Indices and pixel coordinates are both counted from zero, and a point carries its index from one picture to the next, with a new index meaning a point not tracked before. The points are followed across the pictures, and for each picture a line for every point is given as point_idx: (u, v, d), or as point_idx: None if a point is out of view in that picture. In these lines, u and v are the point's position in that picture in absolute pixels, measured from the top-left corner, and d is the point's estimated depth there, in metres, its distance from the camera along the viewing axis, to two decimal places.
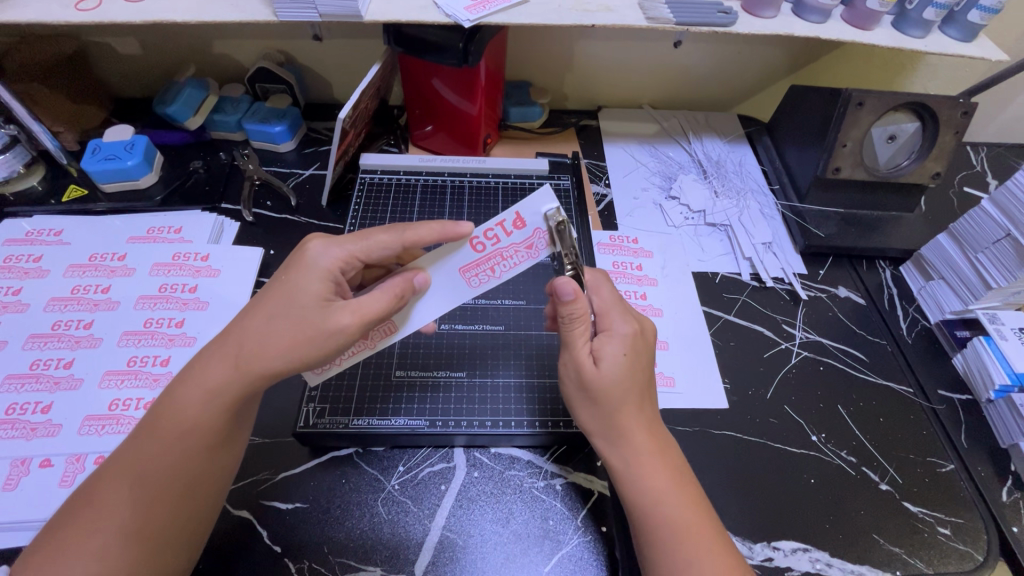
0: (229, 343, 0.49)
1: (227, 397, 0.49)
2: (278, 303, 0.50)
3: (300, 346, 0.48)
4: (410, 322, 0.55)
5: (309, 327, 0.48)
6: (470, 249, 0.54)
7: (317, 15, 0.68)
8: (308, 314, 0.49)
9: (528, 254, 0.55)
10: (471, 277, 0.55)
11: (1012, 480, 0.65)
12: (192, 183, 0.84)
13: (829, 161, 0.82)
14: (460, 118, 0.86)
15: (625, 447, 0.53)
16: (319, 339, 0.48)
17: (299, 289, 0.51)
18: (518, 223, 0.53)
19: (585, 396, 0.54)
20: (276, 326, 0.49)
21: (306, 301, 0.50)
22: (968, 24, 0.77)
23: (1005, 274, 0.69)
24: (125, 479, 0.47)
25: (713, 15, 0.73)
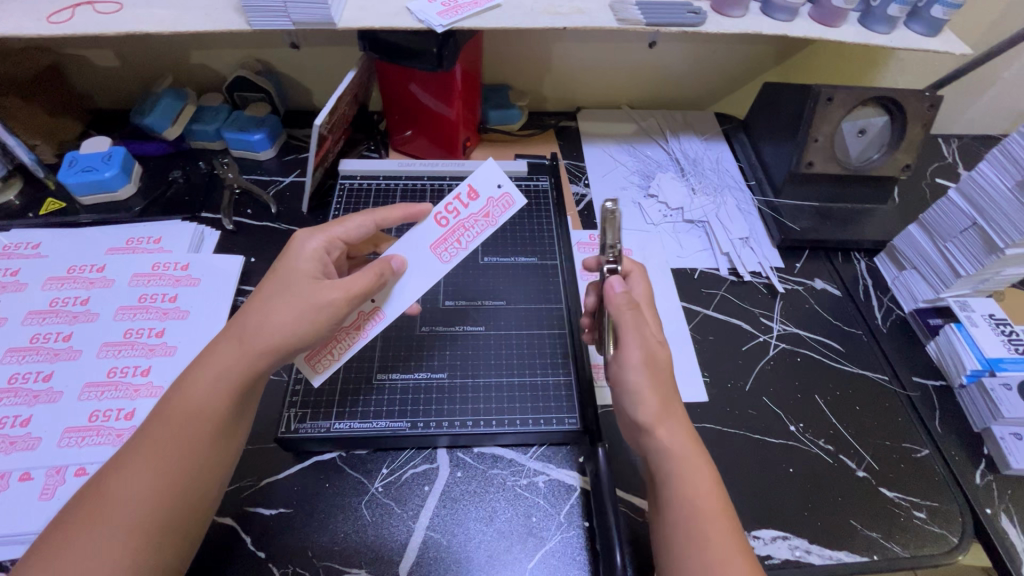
0: (225, 344, 0.51)
1: (207, 404, 0.49)
2: (276, 284, 0.52)
3: (296, 322, 0.51)
4: (393, 301, 0.57)
5: (303, 304, 0.51)
6: (434, 224, 0.58)
7: (290, 23, 0.68)
8: (299, 295, 0.51)
9: (487, 222, 0.59)
10: (441, 251, 0.58)
11: (985, 463, 0.67)
12: (171, 193, 0.85)
13: (801, 156, 0.84)
14: (438, 121, 0.87)
15: (680, 434, 0.52)
16: (312, 314, 0.51)
17: (292, 270, 0.54)
18: (472, 194, 0.59)
19: (652, 380, 0.53)
20: (277, 311, 0.51)
21: (300, 278, 0.53)
22: (931, 19, 0.78)
23: (973, 262, 0.70)
24: (123, 476, 0.46)
25: (683, 16, 0.74)
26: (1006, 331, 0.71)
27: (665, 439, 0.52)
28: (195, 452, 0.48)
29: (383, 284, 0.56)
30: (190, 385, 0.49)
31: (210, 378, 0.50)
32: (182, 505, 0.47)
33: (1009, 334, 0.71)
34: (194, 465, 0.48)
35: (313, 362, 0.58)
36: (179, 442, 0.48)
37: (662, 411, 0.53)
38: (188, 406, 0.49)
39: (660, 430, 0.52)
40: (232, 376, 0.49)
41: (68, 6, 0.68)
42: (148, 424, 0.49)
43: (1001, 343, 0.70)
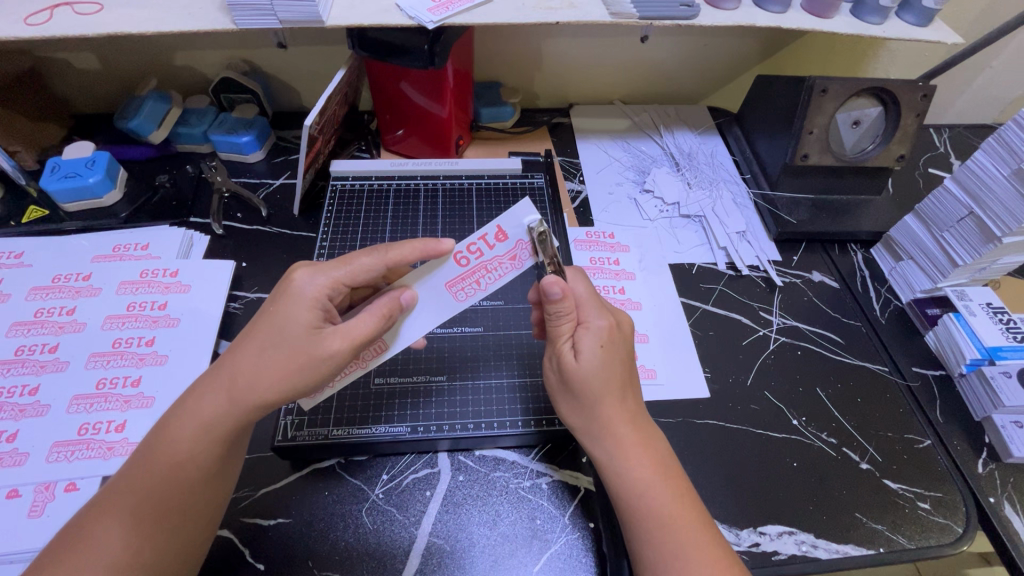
0: (223, 370, 0.49)
1: (197, 418, 0.48)
2: (268, 333, 0.49)
3: (293, 374, 0.48)
4: (400, 340, 0.55)
5: (301, 357, 0.48)
6: (454, 263, 0.54)
7: (276, 22, 0.66)
8: (299, 345, 0.48)
9: (513, 265, 0.55)
10: (456, 291, 0.55)
11: (987, 452, 0.67)
12: (159, 198, 0.83)
13: (797, 148, 0.83)
14: (430, 120, 0.86)
15: (609, 442, 0.53)
16: (313, 366, 0.49)
17: (287, 319, 0.49)
18: (500, 236, 0.54)
19: (565, 395, 0.55)
20: (254, 352, 0.49)
21: (296, 331, 0.49)
22: (924, 9, 0.79)
23: (971, 251, 0.70)
24: (115, 508, 0.46)
25: (676, 9, 0.74)
26: (1004, 320, 0.71)
27: (593, 448, 0.54)
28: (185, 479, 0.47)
29: (393, 321, 0.53)
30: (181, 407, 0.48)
31: (202, 396, 0.48)
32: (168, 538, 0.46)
33: (1008, 322, 0.71)
34: (183, 495, 0.47)
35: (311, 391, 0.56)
36: (172, 471, 0.47)
37: (579, 425, 0.55)
38: (188, 423, 0.48)
39: (585, 439, 0.55)
40: (225, 387, 0.48)
41: (46, 7, 0.66)
42: (138, 452, 0.48)
43: (999, 332, 0.70)
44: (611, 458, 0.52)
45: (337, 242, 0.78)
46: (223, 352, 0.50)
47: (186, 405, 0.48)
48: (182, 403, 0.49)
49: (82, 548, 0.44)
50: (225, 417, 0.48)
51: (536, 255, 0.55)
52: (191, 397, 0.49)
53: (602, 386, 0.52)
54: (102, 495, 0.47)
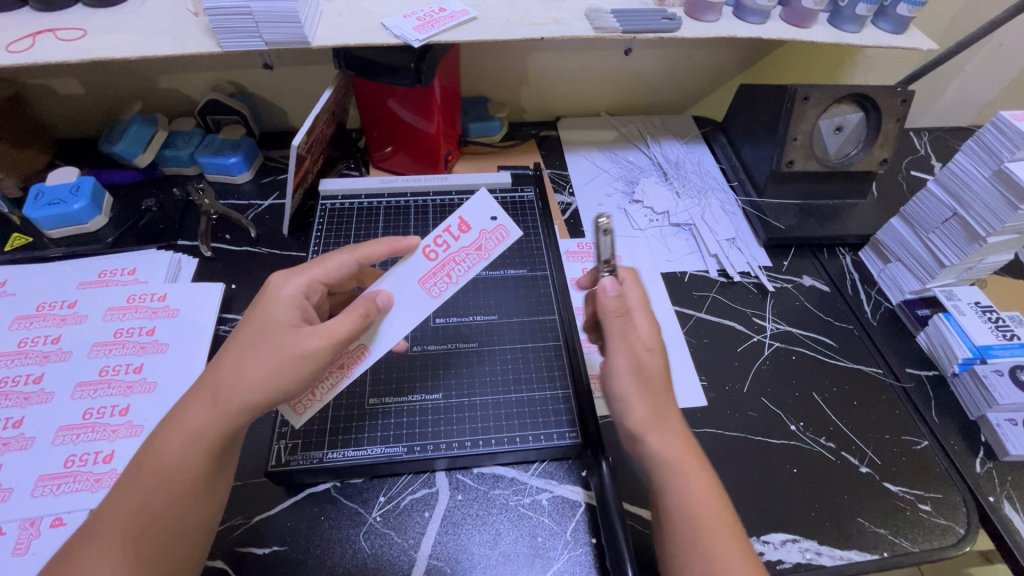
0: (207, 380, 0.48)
1: (189, 437, 0.46)
2: (251, 335, 0.49)
3: (279, 375, 0.47)
4: (379, 342, 0.54)
5: (281, 354, 0.48)
6: (422, 256, 0.56)
7: (261, 43, 0.66)
8: (282, 344, 0.48)
9: (479, 255, 0.57)
10: (429, 286, 0.56)
11: (984, 450, 0.67)
12: (145, 222, 0.82)
13: (782, 155, 0.84)
14: (418, 136, 0.86)
15: (674, 445, 0.49)
16: (294, 365, 0.48)
17: (270, 319, 0.50)
18: (463, 227, 0.57)
19: (638, 388, 0.50)
20: (239, 355, 0.48)
21: (276, 331, 0.49)
22: (899, 17, 0.81)
23: (956, 251, 0.72)
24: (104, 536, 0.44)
25: (659, 22, 0.75)
26: (993, 319, 0.72)
27: (657, 450, 0.49)
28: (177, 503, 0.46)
29: (370, 322, 0.53)
30: (179, 424, 0.47)
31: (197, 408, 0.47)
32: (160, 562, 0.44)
33: (996, 321, 0.72)
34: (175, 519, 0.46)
35: (297, 405, 0.55)
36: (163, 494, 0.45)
37: (647, 424, 0.49)
38: (177, 446, 0.46)
39: (652, 440, 0.49)
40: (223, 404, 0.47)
41: (28, 34, 0.65)
42: (124, 480, 0.46)
43: (989, 331, 0.71)
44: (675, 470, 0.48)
45: None
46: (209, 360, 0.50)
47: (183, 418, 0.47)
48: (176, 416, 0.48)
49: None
50: (217, 431, 0.47)
51: (500, 244, 0.57)
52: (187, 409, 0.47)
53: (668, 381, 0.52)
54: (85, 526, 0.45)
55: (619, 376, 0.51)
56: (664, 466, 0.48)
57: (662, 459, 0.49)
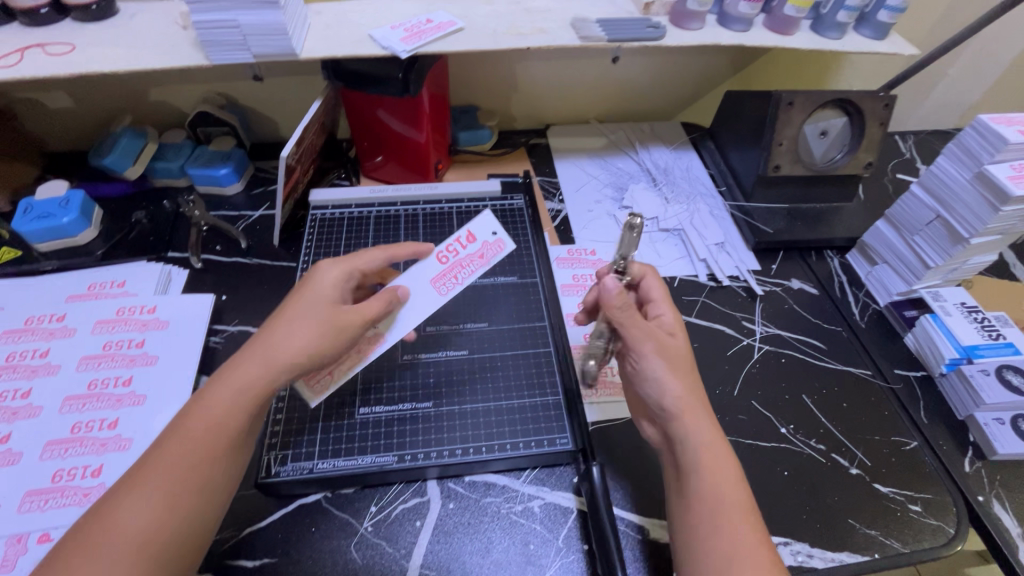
0: (248, 360, 0.51)
1: (222, 427, 0.49)
2: (302, 308, 0.54)
3: (317, 342, 0.52)
4: (394, 331, 0.58)
5: (323, 322, 0.53)
6: (435, 260, 0.60)
7: (249, 56, 0.67)
8: (329, 314, 0.53)
9: (481, 263, 0.61)
10: (440, 286, 0.60)
11: (973, 450, 0.68)
12: (135, 234, 0.82)
13: (768, 160, 0.85)
14: (408, 145, 0.86)
15: (706, 426, 0.53)
16: (335, 334, 0.53)
17: (316, 296, 0.55)
18: (470, 238, 0.61)
19: (673, 371, 0.55)
20: (291, 326, 0.52)
21: (322, 304, 0.54)
22: (879, 23, 0.83)
23: (940, 253, 0.73)
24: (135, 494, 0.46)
25: (643, 31, 0.76)
26: (979, 319, 0.73)
27: (693, 430, 0.53)
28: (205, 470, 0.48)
29: (397, 308, 0.58)
30: (209, 413, 0.49)
31: (227, 393, 0.50)
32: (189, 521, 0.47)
33: (982, 321, 0.73)
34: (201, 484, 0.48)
35: (314, 383, 0.57)
36: (194, 458, 0.48)
37: (684, 404, 0.54)
38: (212, 432, 0.49)
39: (687, 420, 0.53)
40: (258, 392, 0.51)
41: (16, 50, 0.65)
42: (152, 457, 0.48)
43: (975, 331, 0.72)
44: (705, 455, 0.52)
45: None
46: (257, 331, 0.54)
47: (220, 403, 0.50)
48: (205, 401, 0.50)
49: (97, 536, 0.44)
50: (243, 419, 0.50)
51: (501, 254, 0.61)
52: (221, 394, 0.50)
53: (693, 369, 0.58)
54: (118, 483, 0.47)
55: (652, 355, 0.55)
56: (700, 446, 0.52)
57: (693, 442, 0.52)
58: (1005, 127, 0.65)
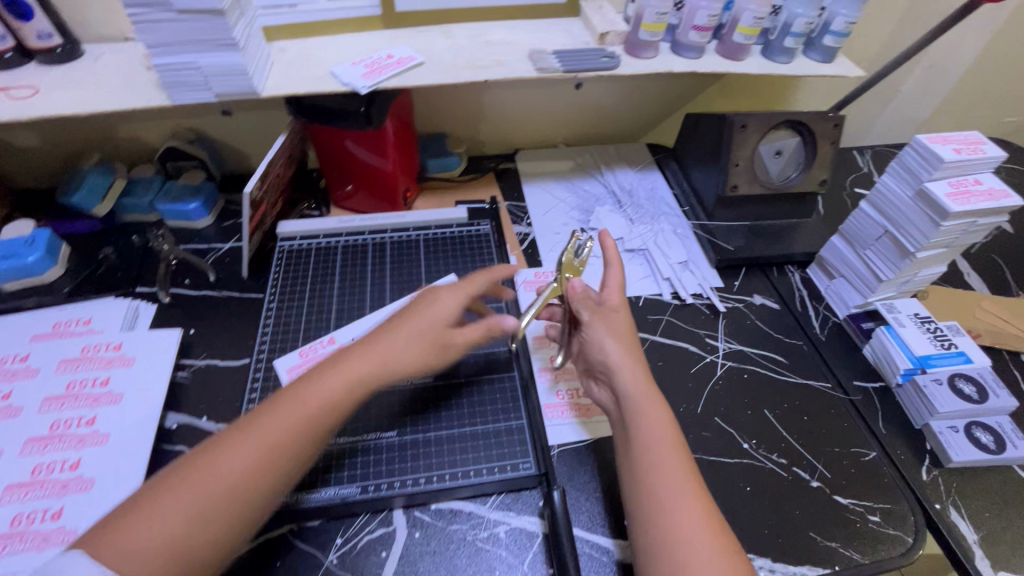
0: (352, 361, 0.57)
1: (302, 419, 0.53)
2: (418, 324, 0.61)
3: (423, 358, 0.59)
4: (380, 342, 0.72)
5: (432, 341, 0.60)
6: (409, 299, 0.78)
7: (211, 95, 0.68)
8: (438, 332, 0.61)
9: None
10: None
11: (930, 458, 0.69)
12: (103, 270, 0.82)
13: (726, 180, 0.88)
14: (375, 175, 0.88)
15: (641, 377, 0.61)
16: (439, 351, 0.61)
17: (431, 315, 0.62)
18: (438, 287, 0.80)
19: (616, 337, 0.64)
20: (402, 336, 0.59)
21: (438, 324, 0.61)
22: (825, 47, 0.87)
23: (891, 266, 0.75)
24: (229, 452, 0.50)
25: (598, 61, 0.79)
26: (932, 329, 0.76)
27: (626, 380, 0.61)
28: (292, 451, 0.52)
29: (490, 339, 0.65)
30: (295, 407, 0.53)
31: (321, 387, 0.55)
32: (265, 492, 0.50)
33: (934, 331, 0.75)
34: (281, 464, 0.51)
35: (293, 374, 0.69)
36: (278, 439, 0.51)
37: (625, 361, 0.62)
38: (293, 425, 0.52)
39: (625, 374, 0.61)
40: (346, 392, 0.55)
41: None
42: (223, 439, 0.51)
43: (927, 341, 0.74)
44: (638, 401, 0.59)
45: (285, 304, 0.78)
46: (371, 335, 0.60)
47: (308, 395, 0.54)
48: (301, 394, 0.54)
49: (196, 479, 0.48)
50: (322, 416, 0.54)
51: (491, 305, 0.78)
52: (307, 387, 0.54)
53: (637, 343, 0.66)
54: (219, 435, 0.51)
55: (599, 326, 0.65)
56: (638, 395, 0.60)
57: (629, 391, 0.60)
58: (940, 146, 0.68)
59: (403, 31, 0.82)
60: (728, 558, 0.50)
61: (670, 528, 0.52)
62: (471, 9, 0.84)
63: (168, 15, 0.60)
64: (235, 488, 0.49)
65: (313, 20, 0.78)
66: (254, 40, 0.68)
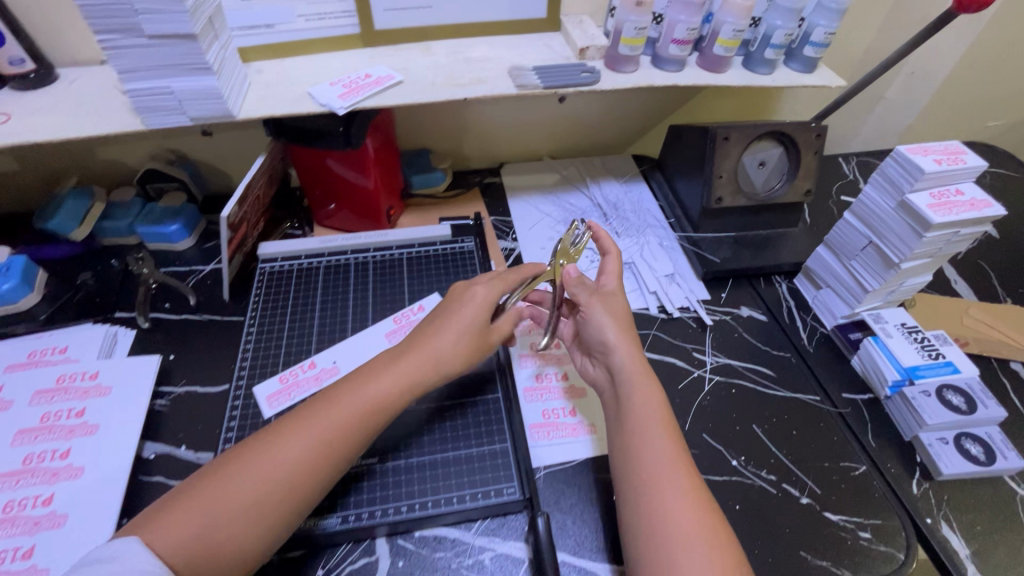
0: (396, 364, 0.61)
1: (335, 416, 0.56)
2: (457, 320, 0.64)
3: (469, 355, 0.64)
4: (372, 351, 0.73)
5: (476, 339, 0.64)
6: (390, 320, 0.77)
7: (186, 119, 0.67)
8: (480, 331, 0.65)
9: None
10: (391, 338, 0.75)
11: (920, 471, 0.69)
12: (82, 296, 0.81)
13: (710, 192, 0.88)
14: (357, 193, 0.87)
15: (632, 354, 0.65)
16: (478, 347, 0.65)
17: (468, 313, 0.65)
18: (420, 307, 0.79)
19: (611, 319, 0.67)
20: (449, 336, 0.63)
21: (478, 322, 0.65)
22: (806, 58, 0.87)
23: (877, 277, 0.75)
24: (288, 443, 0.54)
25: (579, 76, 0.78)
26: (919, 339, 0.75)
27: (620, 357, 0.64)
28: (348, 443, 0.55)
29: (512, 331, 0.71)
30: (331, 406, 0.56)
31: (363, 387, 0.59)
32: (315, 484, 0.53)
33: (921, 341, 0.75)
34: (337, 457, 0.55)
35: (272, 401, 0.68)
36: (310, 433, 0.55)
37: (619, 341, 0.65)
38: (331, 426, 0.55)
39: (618, 353, 0.65)
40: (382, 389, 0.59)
41: None
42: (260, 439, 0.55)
43: (915, 351, 0.73)
44: (627, 377, 0.63)
45: (266, 327, 0.77)
46: (417, 338, 0.64)
47: (344, 395, 0.58)
48: (335, 394, 0.58)
49: (237, 473, 0.52)
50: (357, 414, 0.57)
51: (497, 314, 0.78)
52: (343, 387, 0.59)
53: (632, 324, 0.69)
54: (260, 437, 0.55)
55: (598, 309, 0.67)
56: (632, 372, 0.63)
57: (621, 369, 0.64)
58: (921, 156, 0.68)
59: (382, 49, 0.82)
60: (710, 522, 0.52)
61: (657, 495, 0.54)
62: (451, 26, 0.83)
63: (139, 40, 0.59)
64: (296, 473, 0.53)
65: (291, 40, 0.78)
66: (229, 63, 0.68)
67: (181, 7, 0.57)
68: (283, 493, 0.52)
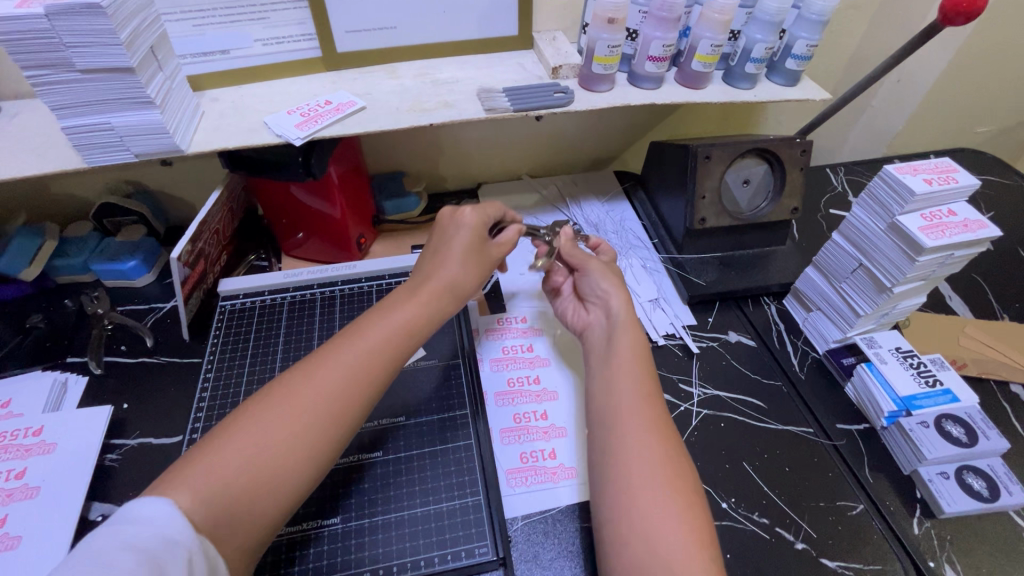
0: (400, 300, 0.60)
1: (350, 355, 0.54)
2: (456, 246, 0.64)
3: (473, 272, 0.64)
4: None
5: (476, 259, 0.65)
6: None
7: (131, 155, 0.63)
8: (482, 254, 0.65)
9: None
10: None
11: (921, 509, 0.65)
12: (32, 341, 0.76)
13: (693, 213, 0.84)
14: (324, 222, 0.83)
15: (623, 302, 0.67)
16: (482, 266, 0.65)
17: (464, 240, 0.64)
18: None
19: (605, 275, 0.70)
20: (453, 261, 0.63)
21: (476, 246, 0.65)
22: (789, 71, 0.84)
23: (869, 301, 0.71)
24: (305, 384, 0.51)
25: (550, 97, 0.75)
26: (914, 364, 0.71)
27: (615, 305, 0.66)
28: (368, 375, 0.53)
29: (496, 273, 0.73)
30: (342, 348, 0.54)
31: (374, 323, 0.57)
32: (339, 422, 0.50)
33: (917, 366, 0.71)
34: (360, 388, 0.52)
35: None
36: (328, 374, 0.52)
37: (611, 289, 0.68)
38: (343, 362, 0.53)
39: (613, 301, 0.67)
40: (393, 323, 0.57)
41: None
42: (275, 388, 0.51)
43: (911, 379, 0.69)
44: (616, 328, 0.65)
45: (225, 369, 0.72)
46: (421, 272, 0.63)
47: (356, 334, 0.56)
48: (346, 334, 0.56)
49: (255, 418, 0.48)
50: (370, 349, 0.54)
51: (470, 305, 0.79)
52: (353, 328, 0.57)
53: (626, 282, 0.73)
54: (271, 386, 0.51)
55: (595, 265, 0.71)
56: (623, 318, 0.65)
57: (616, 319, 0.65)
58: (910, 177, 0.64)
59: (345, 73, 0.78)
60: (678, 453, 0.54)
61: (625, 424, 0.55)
62: (417, 47, 0.80)
63: (70, 74, 0.55)
64: (322, 411, 0.50)
65: (247, 66, 0.74)
66: (175, 94, 0.64)
67: (113, 40, 0.53)
68: (311, 433, 0.49)
